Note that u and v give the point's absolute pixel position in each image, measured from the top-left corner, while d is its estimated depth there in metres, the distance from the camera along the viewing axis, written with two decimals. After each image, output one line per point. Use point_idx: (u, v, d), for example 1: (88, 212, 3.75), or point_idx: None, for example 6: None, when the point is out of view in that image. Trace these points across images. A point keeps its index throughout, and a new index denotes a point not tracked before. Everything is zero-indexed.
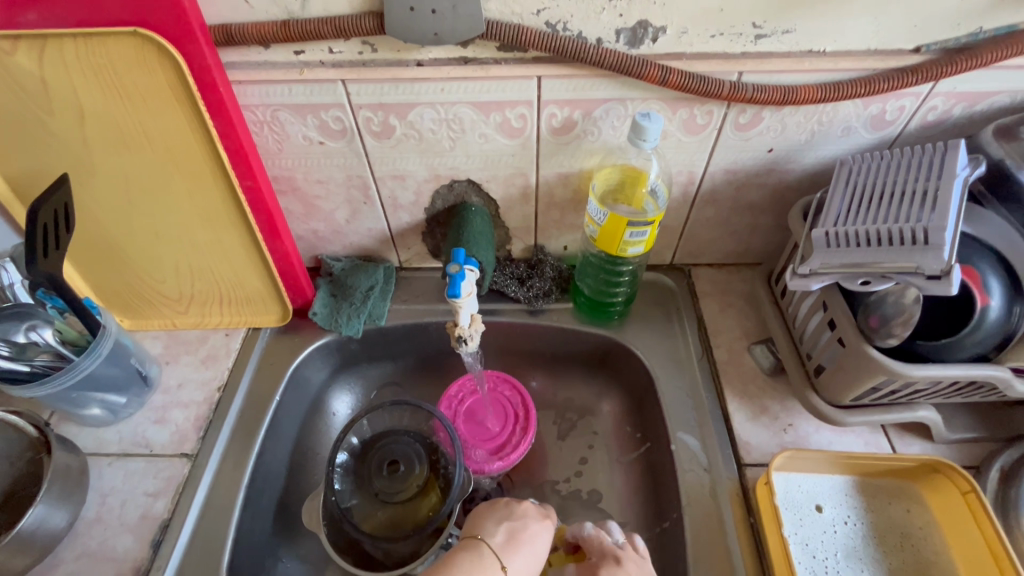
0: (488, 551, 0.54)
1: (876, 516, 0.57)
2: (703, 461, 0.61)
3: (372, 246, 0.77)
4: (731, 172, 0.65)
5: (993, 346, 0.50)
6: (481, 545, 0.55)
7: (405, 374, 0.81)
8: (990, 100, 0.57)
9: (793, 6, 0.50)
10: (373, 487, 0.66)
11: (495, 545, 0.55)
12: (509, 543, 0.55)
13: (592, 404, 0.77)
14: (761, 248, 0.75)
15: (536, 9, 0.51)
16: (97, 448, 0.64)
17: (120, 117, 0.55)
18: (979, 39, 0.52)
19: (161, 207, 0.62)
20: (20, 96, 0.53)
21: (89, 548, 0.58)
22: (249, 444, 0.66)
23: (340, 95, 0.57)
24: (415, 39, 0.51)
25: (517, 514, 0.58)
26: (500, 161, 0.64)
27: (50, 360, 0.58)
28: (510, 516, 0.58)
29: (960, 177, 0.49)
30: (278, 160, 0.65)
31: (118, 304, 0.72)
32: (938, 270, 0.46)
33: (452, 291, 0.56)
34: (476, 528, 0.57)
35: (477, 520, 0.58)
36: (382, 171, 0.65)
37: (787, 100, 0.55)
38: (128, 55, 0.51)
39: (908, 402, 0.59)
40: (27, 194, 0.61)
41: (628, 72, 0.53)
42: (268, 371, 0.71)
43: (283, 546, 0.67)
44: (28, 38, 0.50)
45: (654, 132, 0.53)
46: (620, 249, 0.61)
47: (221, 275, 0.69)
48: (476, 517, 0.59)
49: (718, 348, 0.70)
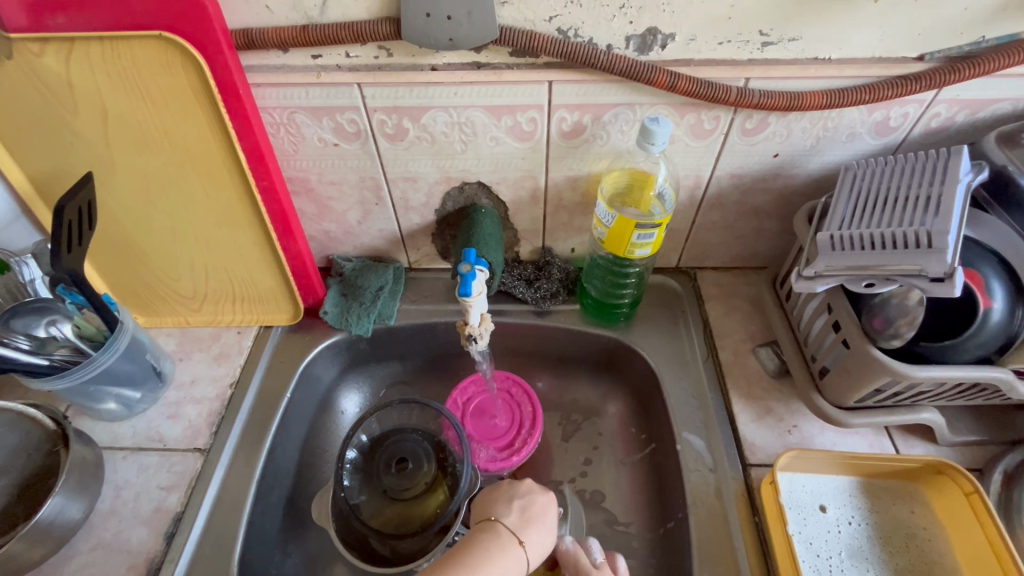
0: (501, 528, 0.55)
1: (881, 516, 0.58)
2: (709, 461, 0.62)
3: (382, 247, 0.78)
4: (737, 176, 0.66)
5: (996, 348, 0.51)
6: (497, 524, 0.56)
7: (413, 373, 0.82)
8: (992, 107, 0.58)
9: (799, 14, 0.51)
10: (381, 483, 0.67)
11: (511, 524, 0.56)
12: (524, 520, 0.57)
13: (598, 405, 0.78)
14: (766, 252, 0.76)
15: (549, 16, 0.52)
16: (111, 442, 0.66)
17: (142, 118, 0.57)
18: (982, 47, 0.53)
19: (178, 205, 0.63)
20: (46, 96, 0.55)
21: (104, 539, 0.59)
22: (261, 439, 0.67)
23: (355, 98, 0.59)
24: (431, 44, 0.52)
25: (522, 492, 0.60)
26: (510, 164, 0.65)
27: (68, 355, 0.59)
28: (516, 494, 0.59)
29: (963, 182, 0.49)
30: (293, 161, 0.66)
31: (133, 300, 0.73)
32: (942, 273, 0.47)
33: (465, 290, 0.57)
34: (487, 510, 0.58)
35: (486, 502, 0.59)
36: (394, 172, 0.67)
37: (792, 106, 0.56)
38: (152, 57, 0.52)
39: (912, 405, 0.59)
40: (48, 192, 0.62)
41: (637, 78, 0.54)
42: (279, 368, 0.72)
43: (292, 541, 0.67)
44: (56, 40, 0.51)
45: (663, 136, 0.54)
46: (628, 251, 0.62)
47: (235, 273, 0.70)
48: (487, 497, 0.60)
49: (723, 350, 0.71)
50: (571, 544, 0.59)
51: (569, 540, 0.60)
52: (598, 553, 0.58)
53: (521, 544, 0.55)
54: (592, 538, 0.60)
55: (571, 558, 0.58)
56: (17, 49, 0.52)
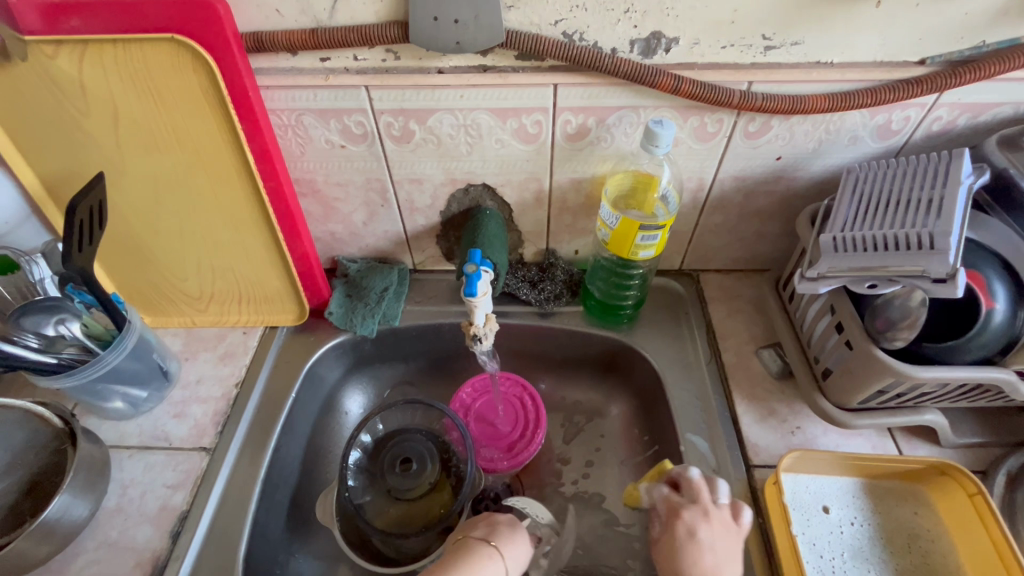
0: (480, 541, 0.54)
1: (884, 518, 0.58)
2: (712, 462, 0.62)
3: (386, 248, 0.78)
4: (740, 179, 0.66)
5: (998, 349, 0.51)
6: (469, 540, 0.55)
7: (416, 375, 0.82)
8: (993, 111, 0.58)
9: (802, 18, 0.52)
10: (385, 483, 0.67)
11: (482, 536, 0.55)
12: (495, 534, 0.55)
13: (601, 406, 0.79)
14: (768, 255, 0.77)
15: (554, 20, 0.53)
16: (118, 440, 0.66)
17: (153, 120, 0.57)
18: (982, 52, 0.54)
19: (186, 206, 0.64)
20: (59, 97, 0.56)
21: (110, 537, 0.59)
22: (266, 438, 0.67)
23: (362, 100, 0.59)
24: (438, 48, 0.53)
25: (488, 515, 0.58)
26: (515, 165, 0.66)
27: (77, 353, 0.60)
28: (483, 516, 0.58)
29: (965, 185, 0.50)
30: (300, 163, 0.67)
31: (140, 300, 0.74)
32: (945, 274, 0.48)
33: (469, 290, 0.58)
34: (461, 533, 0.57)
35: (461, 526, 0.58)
36: (400, 174, 0.67)
37: (796, 109, 0.56)
38: (164, 60, 0.53)
39: (914, 406, 0.59)
40: (59, 193, 0.63)
41: (641, 81, 0.55)
42: (285, 367, 0.73)
43: (296, 541, 0.68)
44: (70, 43, 0.52)
45: (666, 138, 0.55)
46: (632, 252, 0.63)
47: (241, 274, 0.71)
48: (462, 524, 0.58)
49: (726, 351, 0.71)
50: (696, 475, 0.56)
51: (694, 473, 0.56)
52: (723, 495, 0.54)
53: (496, 549, 0.53)
54: (721, 479, 0.55)
55: (690, 487, 0.55)
56: (31, 52, 0.53)
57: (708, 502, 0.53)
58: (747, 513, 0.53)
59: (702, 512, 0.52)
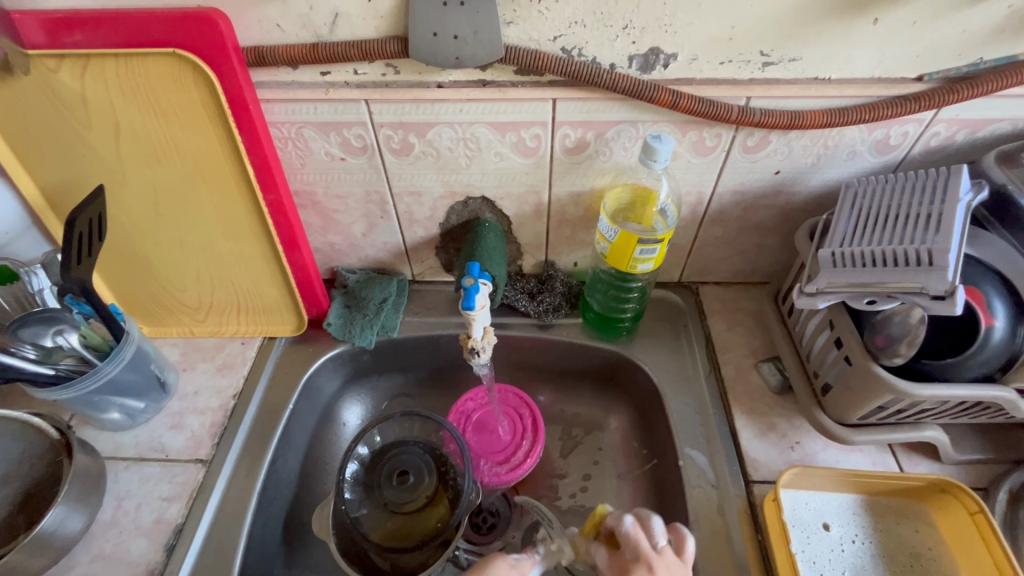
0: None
1: (885, 536, 0.57)
2: (711, 477, 0.62)
3: (386, 259, 0.78)
4: (739, 193, 0.66)
5: (998, 366, 0.51)
6: None
7: (415, 386, 0.82)
8: (992, 127, 0.58)
9: (799, 35, 0.52)
10: (382, 496, 0.66)
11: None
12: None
13: (600, 419, 0.78)
14: (768, 268, 0.76)
15: (553, 36, 0.53)
16: (114, 452, 0.66)
17: (154, 132, 0.58)
18: (980, 69, 0.54)
19: (186, 218, 0.64)
20: (60, 110, 0.56)
21: (105, 550, 0.59)
22: (263, 451, 0.67)
23: (362, 114, 0.60)
24: (438, 63, 0.53)
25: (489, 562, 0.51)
26: (514, 178, 0.66)
27: (74, 364, 0.60)
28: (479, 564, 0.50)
29: (963, 202, 0.50)
30: (300, 175, 0.67)
31: (138, 310, 0.74)
32: (943, 292, 0.48)
33: (467, 303, 0.58)
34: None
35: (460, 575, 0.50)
36: (400, 187, 0.67)
37: (794, 124, 0.57)
38: (165, 74, 0.54)
39: (915, 422, 0.59)
40: (60, 204, 0.63)
41: (640, 96, 0.55)
42: (283, 379, 0.73)
43: (292, 555, 0.67)
44: (73, 56, 0.53)
45: (665, 153, 0.55)
46: (630, 266, 0.63)
47: (240, 285, 0.71)
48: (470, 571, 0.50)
49: (725, 365, 0.71)
50: (631, 524, 0.51)
51: (629, 520, 0.51)
52: (660, 536, 0.50)
53: None
54: (653, 517, 0.52)
55: (628, 541, 0.50)
56: (34, 65, 0.53)
57: (648, 552, 0.49)
58: (690, 541, 0.51)
59: (648, 569, 0.47)
